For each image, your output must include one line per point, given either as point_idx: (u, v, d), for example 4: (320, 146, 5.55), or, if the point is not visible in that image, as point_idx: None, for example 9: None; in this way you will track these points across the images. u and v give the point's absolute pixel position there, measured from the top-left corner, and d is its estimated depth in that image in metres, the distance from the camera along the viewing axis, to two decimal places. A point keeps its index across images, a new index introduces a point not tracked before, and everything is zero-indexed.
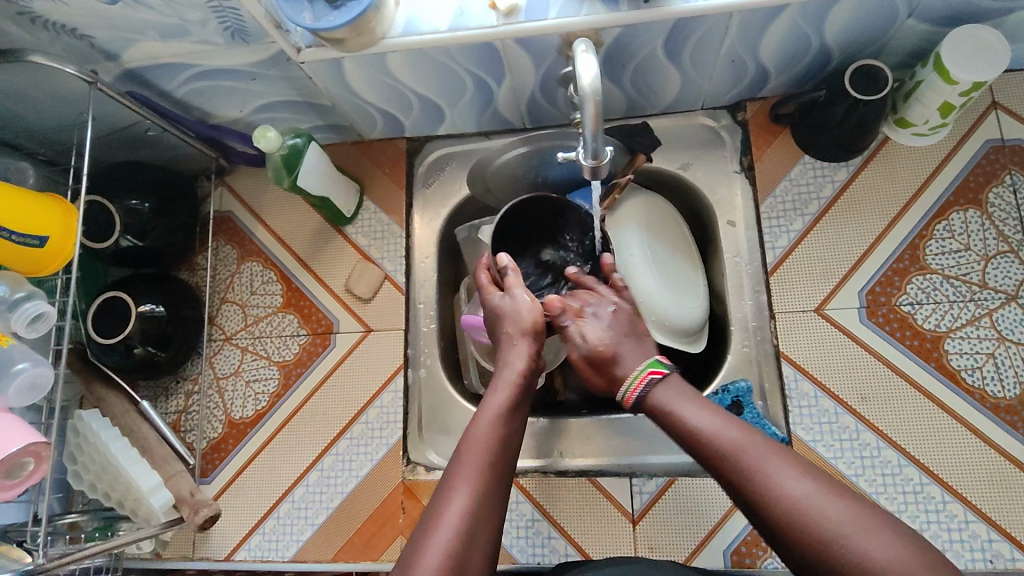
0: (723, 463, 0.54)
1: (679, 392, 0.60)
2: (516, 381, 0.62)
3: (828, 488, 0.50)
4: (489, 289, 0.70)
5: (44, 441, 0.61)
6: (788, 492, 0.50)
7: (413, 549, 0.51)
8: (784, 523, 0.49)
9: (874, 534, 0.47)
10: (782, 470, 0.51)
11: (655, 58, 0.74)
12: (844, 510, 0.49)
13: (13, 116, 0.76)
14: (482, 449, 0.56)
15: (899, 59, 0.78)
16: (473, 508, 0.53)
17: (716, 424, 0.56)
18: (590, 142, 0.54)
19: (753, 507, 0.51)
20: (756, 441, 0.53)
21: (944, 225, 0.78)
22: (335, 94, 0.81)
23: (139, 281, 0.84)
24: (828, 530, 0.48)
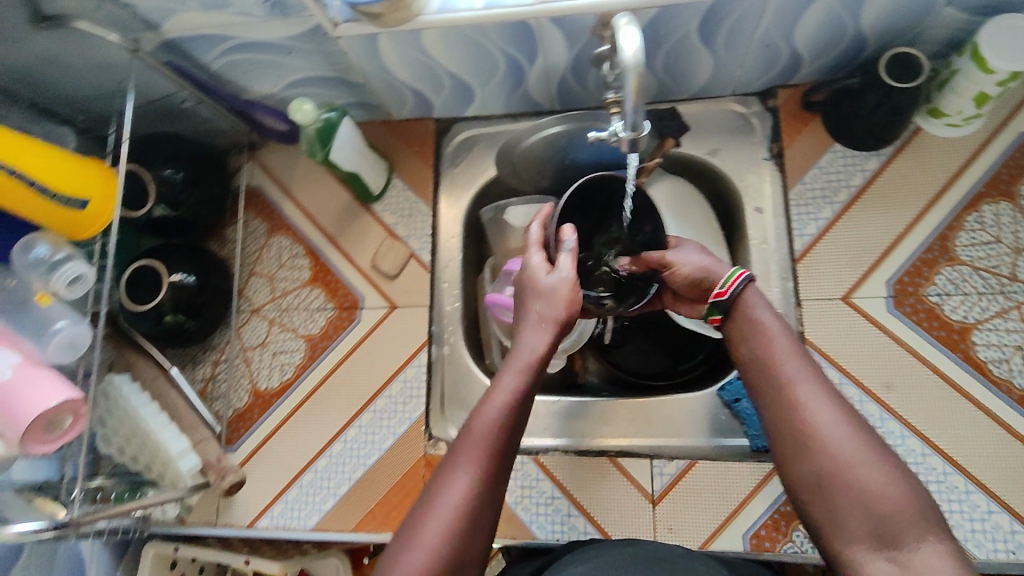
0: (761, 372, 0.57)
1: (761, 296, 0.62)
2: (531, 364, 0.58)
3: (854, 420, 0.52)
4: (536, 262, 0.64)
5: (82, 398, 0.62)
6: (816, 416, 0.53)
7: (413, 522, 0.52)
8: (805, 439, 0.52)
9: (882, 471, 0.50)
10: (818, 395, 0.54)
11: (689, 41, 0.75)
12: (862, 444, 0.51)
13: (54, 84, 0.78)
14: (489, 433, 0.54)
15: (935, 48, 0.77)
16: (475, 490, 0.52)
17: (774, 336, 0.58)
18: (631, 116, 0.54)
19: (778, 418, 0.54)
20: (802, 364, 0.56)
21: (975, 217, 0.77)
22: (369, 70, 0.82)
23: (172, 251, 0.86)
24: (843, 456, 0.51)
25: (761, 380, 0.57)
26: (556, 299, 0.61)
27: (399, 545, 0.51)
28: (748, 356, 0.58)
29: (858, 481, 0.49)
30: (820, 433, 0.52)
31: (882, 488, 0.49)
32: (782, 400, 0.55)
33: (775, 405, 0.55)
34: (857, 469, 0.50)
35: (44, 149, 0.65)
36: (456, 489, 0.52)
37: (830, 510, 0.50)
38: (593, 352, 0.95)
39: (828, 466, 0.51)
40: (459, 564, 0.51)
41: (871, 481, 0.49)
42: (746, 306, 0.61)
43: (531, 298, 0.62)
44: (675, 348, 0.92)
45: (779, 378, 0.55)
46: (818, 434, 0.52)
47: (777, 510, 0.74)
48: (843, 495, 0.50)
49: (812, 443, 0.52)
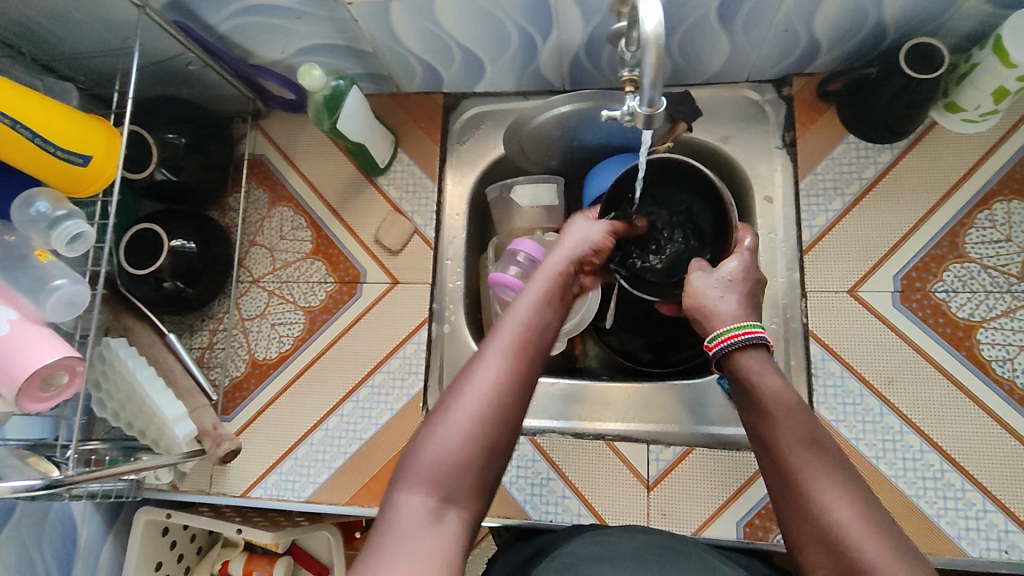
0: (776, 461, 0.52)
1: (770, 363, 0.57)
2: (555, 275, 0.63)
3: (875, 515, 0.48)
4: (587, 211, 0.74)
5: (78, 356, 0.61)
6: (836, 518, 0.48)
7: (444, 403, 0.52)
8: (827, 544, 0.48)
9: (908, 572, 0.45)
10: (833, 487, 0.49)
11: (707, 22, 0.73)
12: (885, 542, 0.47)
13: (58, 38, 0.76)
14: (524, 325, 0.57)
15: (956, 41, 0.76)
16: (506, 376, 0.53)
17: (786, 417, 0.53)
18: (648, 90, 0.53)
19: (796, 516, 0.50)
20: (819, 454, 0.51)
21: (986, 215, 0.76)
22: (378, 39, 0.80)
23: (172, 217, 0.85)
24: (864, 560, 0.46)
25: (773, 470, 0.53)
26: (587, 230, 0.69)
27: (425, 430, 0.51)
28: (759, 437, 0.55)
29: None
30: (841, 537, 0.47)
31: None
32: (796, 495, 0.50)
33: (788, 498, 0.51)
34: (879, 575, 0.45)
35: (47, 103, 0.64)
36: (489, 373, 0.53)
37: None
38: (594, 337, 0.96)
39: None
40: (486, 448, 0.51)
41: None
42: (750, 378, 0.56)
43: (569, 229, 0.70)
44: (675, 335, 0.91)
45: (792, 470, 0.51)
46: (837, 534, 0.47)
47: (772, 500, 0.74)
48: None
49: (830, 543, 0.47)
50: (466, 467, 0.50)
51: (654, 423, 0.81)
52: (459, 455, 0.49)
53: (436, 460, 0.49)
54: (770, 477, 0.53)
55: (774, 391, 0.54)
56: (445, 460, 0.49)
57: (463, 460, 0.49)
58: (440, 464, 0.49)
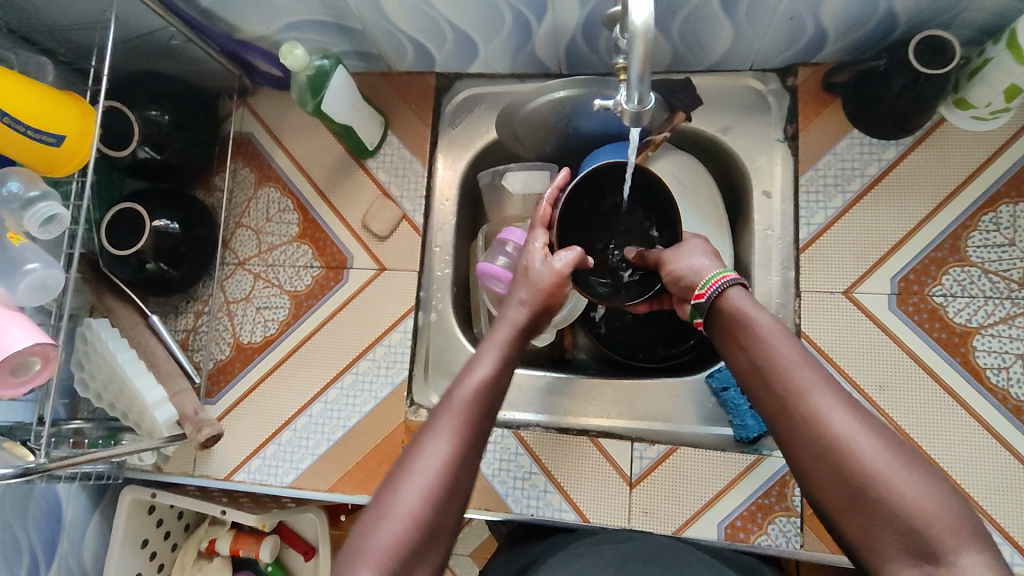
0: (771, 382, 0.52)
1: (755, 300, 0.58)
2: (512, 338, 0.62)
3: (875, 425, 0.48)
4: (536, 251, 0.69)
5: (51, 343, 0.60)
6: (838, 428, 0.48)
7: (391, 484, 0.50)
8: (827, 456, 0.48)
9: (911, 479, 0.45)
10: (833, 401, 0.49)
11: (708, 7, 0.70)
12: (887, 451, 0.46)
13: (33, 8, 0.73)
14: (475, 395, 0.55)
15: (969, 34, 0.72)
16: (455, 457, 0.51)
17: (782, 341, 0.54)
18: (635, 85, 0.50)
19: (794, 431, 0.50)
20: (813, 369, 0.51)
21: (991, 217, 0.74)
22: (367, 17, 0.77)
23: (154, 197, 0.82)
24: (871, 467, 0.46)
25: (771, 393, 0.52)
26: (542, 278, 0.66)
27: (378, 510, 0.49)
28: (754, 365, 0.54)
29: (886, 494, 0.45)
30: (844, 446, 0.47)
31: (916, 496, 0.44)
32: (798, 413, 0.50)
33: (789, 418, 0.50)
34: (888, 477, 0.45)
35: (20, 81, 0.62)
36: (438, 451, 0.51)
37: (864, 531, 0.46)
38: (584, 329, 0.93)
39: (855, 486, 0.46)
40: (431, 531, 0.49)
41: (903, 491, 0.44)
42: (743, 313, 0.57)
43: (523, 280, 0.67)
44: (665, 331, 0.91)
45: (790, 385, 0.51)
46: (841, 445, 0.47)
47: (755, 502, 0.73)
48: (874, 511, 0.45)
49: (835, 454, 0.47)
50: (415, 550, 0.48)
51: (641, 420, 0.80)
52: (405, 541, 0.48)
53: (386, 545, 0.47)
54: (764, 396, 0.53)
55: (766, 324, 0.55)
56: (395, 547, 0.47)
57: (410, 543, 0.48)
58: (389, 549, 0.47)
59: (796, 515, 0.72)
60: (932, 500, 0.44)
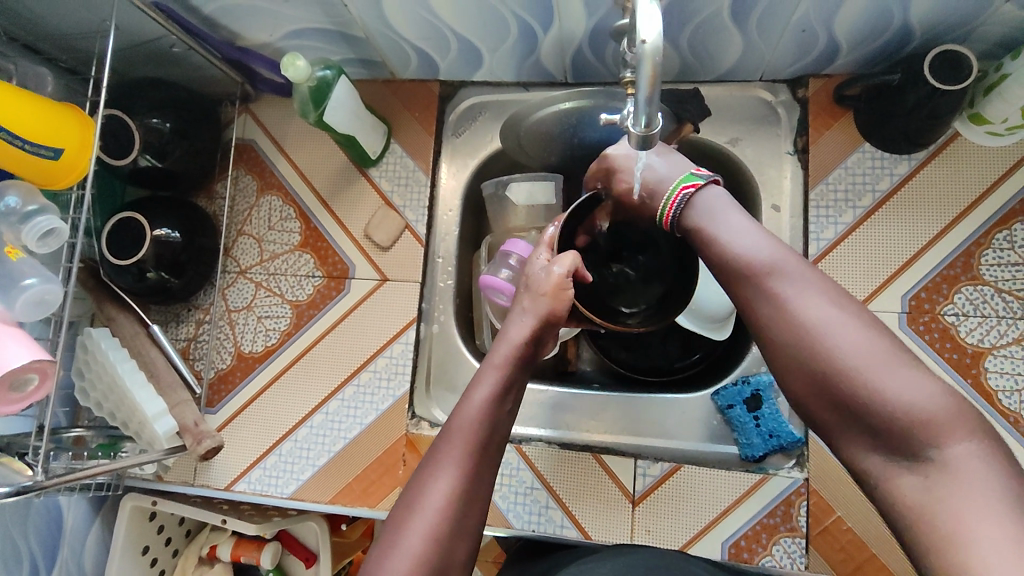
0: (743, 286, 0.52)
1: (719, 199, 0.57)
2: (511, 359, 0.60)
3: (850, 316, 0.48)
4: (537, 261, 0.67)
5: (50, 359, 0.59)
6: (806, 322, 0.48)
7: (396, 526, 0.51)
8: (797, 352, 0.48)
9: (880, 362, 0.45)
10: (805, 297, 0.49)
11: (719, 18, 0.68)
12: (864, 340, 0.46)
13: (33, 17, 0.72)
14: (472, 425, 0.55)
15: (986, 47, 0.70)
16: (459, 496, 0.52)
17: (752, 239, 0.53)
18: (642, 107, 0.49)
19: (766, 331, 0.50)
20: (783, 267, 0.51)
21: (1006, 235, 0.72)
22: (371, 26, 0.76)
23: (155, 205, 0.82)
24: (839, 357, 0.46)
25: (744, 294, 0.52)
26: (544, 292, 0.63)
27: (384, 549, 0.50)
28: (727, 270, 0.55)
29: (855, 381, 0.45)
30: (813, 339, 0.47)
31: (886, 379, 0.44)
32: (768, 312, 0.50)
33: (762, 320, 0.51)
34: (863, 367, 0.45)
35: (18, 94, 0.61)
36: (439, 489, 0.52)
37: (844, 425, 0.47)
38: (588, 341, 0.93)
39: (825, 377, 0.46)
40: (441, 569, 0.50)
41: (872, 377, 0.45)
42: (707, 216, 0.57)
43: (524, 293, 0.65)
44: (670, 345, 0.89)
45: (760, 287, 0.51)
46: (813, 340, 0.47)
47: (760, 522, 0.72)
48: (846, 400, 0.46)
49: (808, 350, 0.47)
50: None
51: (643, 436, 0.79)
52: None
53: None
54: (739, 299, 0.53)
55: (735, 226, 0.55)
56: None
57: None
58: None
59: (801, 535, 0.71)
60: (907, 384, 0.44)
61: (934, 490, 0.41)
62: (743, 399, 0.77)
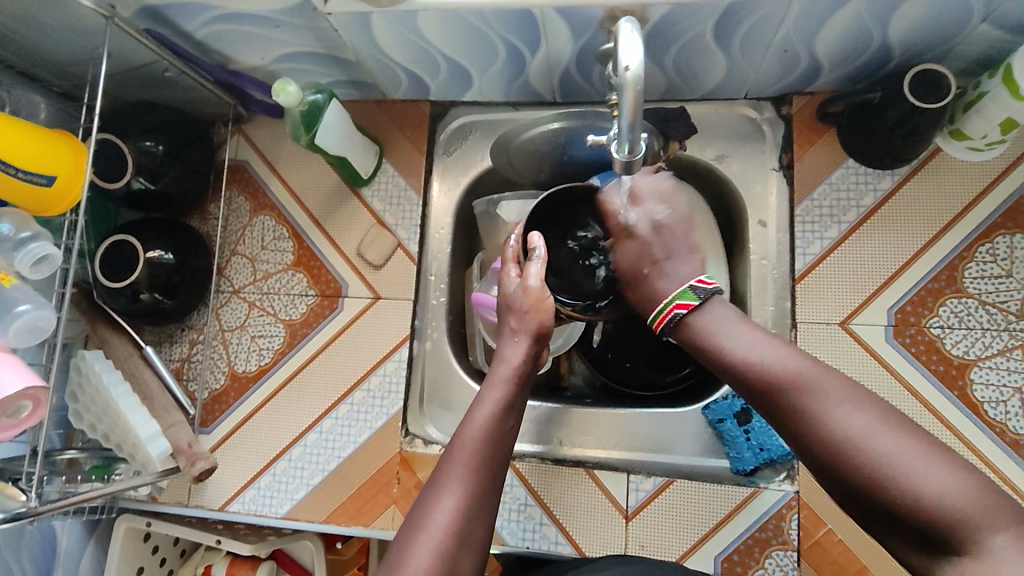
0: (770, 401, 0.51)
1: (727, 312, 0.58)
2: (510, 377, 0.62)
3: (885, 422, 0.47)
4: (511, 279, 0.70)
5: (43, 386, 0.59)
6: (837, 431, 0.47)
7: (400, 545, 0.51)
8: (832, 466, 0.47)
9: (917, 465, 0.44)
10: (836, 405, 0.48)
11: (703, 40, 0.69)
12: (902, 447, 0.45)
13: (27, 45, 0.73)
14: (477, 444, 0.56)
15: (964, 65, 0.72)
16: (465, 512, 0.52)
17: (772, 350, 0.53)
18: (626, 132, 0.51)
19: (800, 446, 0.50)
20: (801, 376, 0.50)
21: (987, 249, 0.73)
22: (361, 50, 0.77)
23: (149, 226, 0.82)
24: (876, 466, 0.45)
25: (773, 406, 0.51)
26: (528, 310, 0.65)
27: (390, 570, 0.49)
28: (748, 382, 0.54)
29: (896, 490, 0.44)
30: (845, 450, 0.46)
31: (925, 483, 0.43)
32: (803, 425, 0.49)
33: (797, 433, 0.49)
34: (908, 474, 0.44)
35: (12, 123, 0.62)
36: (446, 507, 0.52)
37: (893, 533, 0.45)
38: (580, 355, 0.94)
39: (861, 487, 0.46)
40: None
41: (911, 483, 0.43)
42: (714, 328, 0.57)
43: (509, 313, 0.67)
44: (661, 358, 0.90)
45: (785, 400, 0.50)
46: (849, 452, 0.46)
47: (752, 536, 0.73)
48: (891, 511, 0.44)
49: (846, 464, 0.46)
50: None
51: (634, 450, 0.80)
52: None
53: None
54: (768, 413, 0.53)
55: (749, 339, 0.55)
56: None
57: None
58: None
59: (793, 548, 0.72)
60: (945, 484, 0.43)
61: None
62: (733, 414, 0.78)
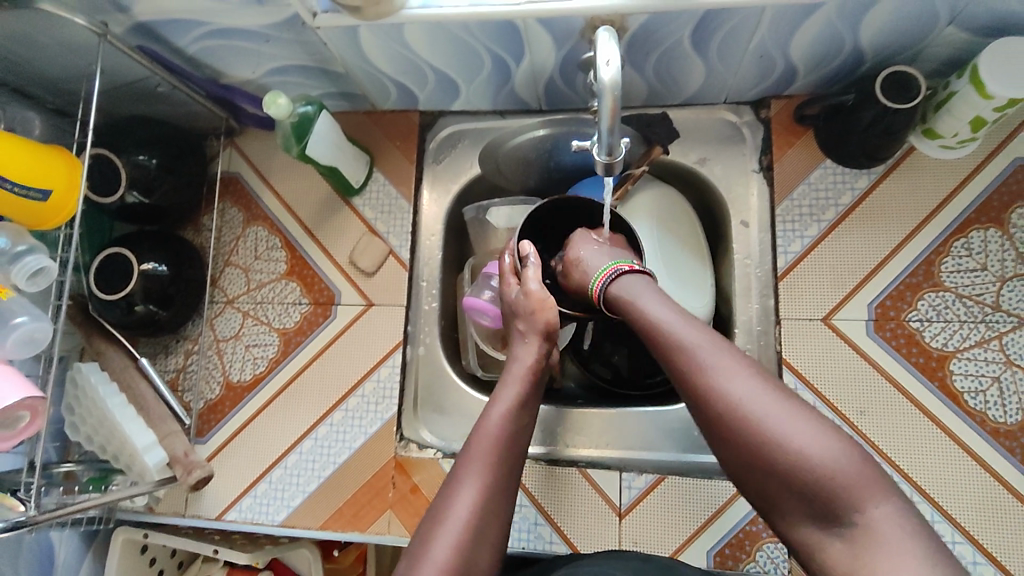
0: (674, 364, 0.54)
1: (645, 285, 0.62)
2: (525, 376, 0.64)
3: (772, 389, 0.51)
4: (511, 287, 0.72)
5: (40, 396, 0.60)
6: (732, 396, 0.51)
7: (422, 538, 0.53)
8: (725, 428, 0.50)
9: (805, 435, 0.48)
10: (733, 368, 0.52)
11: (681, 47, 0.72)
12: (790, 417, 0.49)
13: (22, 63, 0.74)
14: (493, 440, 0.58)
15: (934, 67, 0.75)
16: (483, 504, 0.54)
17: (679, 318, 0.57)
18: (606, 136, 0.53)
19: (698, 408, 0.53)
20: (705, 343, 0.54)
21: (963, 243, 0.76)
22: (350, 62, 0.78)
23: (143, 239, 0.83)
24: (769, 434, 0.48)
25: (674, 366, 0.55)
26: (534, 313, 0.68)
27: (411, 563, 0.52)
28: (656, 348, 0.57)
29: (784, 455, 0.48)
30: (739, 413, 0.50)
31: (811, 453, 0.47)
32: (700, 387, 0.52)
33: (694, 390, 0.53)
34: (794, 441, 0.48)
35: (8, 138, 0.63)
36: (465, 501, 0.54)
37: (778, 497, 0.49)
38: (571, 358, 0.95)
39: (753, 452, 0.49)
40: None
41: (798, 452, 0.47)
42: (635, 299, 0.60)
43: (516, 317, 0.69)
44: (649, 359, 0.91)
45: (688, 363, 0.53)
46: (742, 415, 0.50)
47: (742, 530, 0.74)
48: (777, 473, 0.48)
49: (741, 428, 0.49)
50: None
51: (626, 447, 0.81)
52: None
53: None
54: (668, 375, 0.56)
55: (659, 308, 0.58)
56: None
57: None
58: None
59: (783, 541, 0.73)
60: (827, 454, 0.47)
61: (861, 555, 0.44)
62: None
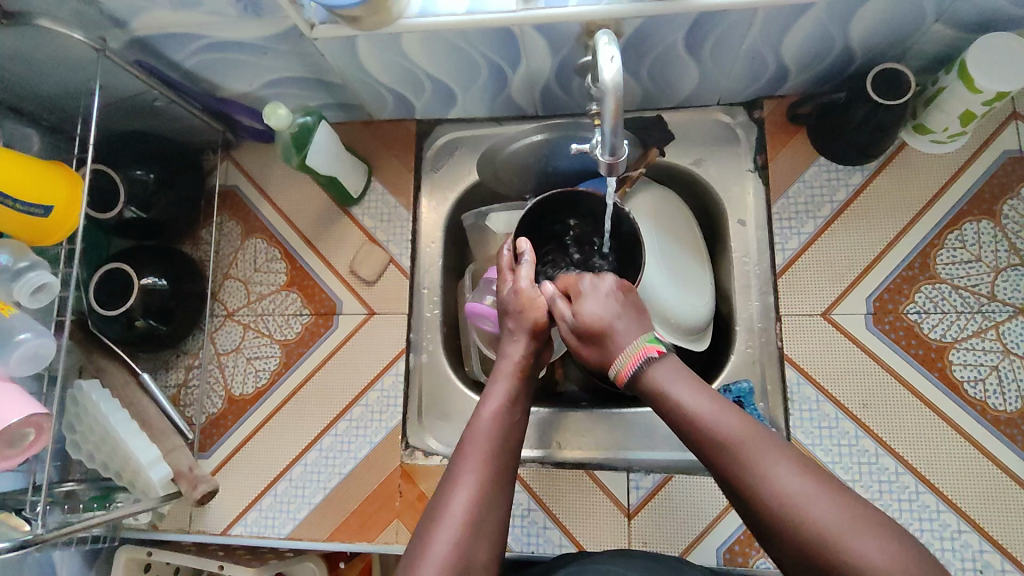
0: (717, 456, 0.52)
1: (676, 372, 0.58)
2: (514, 371, 0.65)
3: (812, 477, 0.49)
4: (504, 282, 0.73)
5: (46, 413, 0.60)
6: (780, 493, 0.48)
7: (420, 537, 0.53)
8: (775, 528, 0.48)
9: (858, 533, 0.45)
10: (777, 463, 0.49)
11: (675, 51, 0.73)
12: (842, 516, 0.47)
13: (19, 81, 0.74)
14: (487, 438, 0.58)
15: (923, 64, 0.76)
16: (479, 501, 0.54)
17: (717, 405, 0.54)
18: (609, 136, 0.53)
19: (747, 506, 0.50)
20: (748, 434, 0.52)
21: (956, 236, 0.77)
22: (347, 72, 0.79)
23: (143, 254, 0.83)
24: (822, 534, 0.46)
25: (714, 458, 0.52)
26: (523, 309, 0.69)
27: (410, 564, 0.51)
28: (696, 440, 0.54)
29: (839, 558, 0.45)
30: (787, 511, 0.47)
31: (867, 555, 0.44)
32: (745, 484, 0.50)
33: (738, 486, 0.50)
34: (846, 541, 0.45)
35: (8, 155, 0.63)
36: (461, 498, 0.54)
37: None
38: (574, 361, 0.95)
39: (806, 553, 0.46)
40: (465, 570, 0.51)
41: (854, 554, 0.45)
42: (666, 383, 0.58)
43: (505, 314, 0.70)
44: None
45: (733, 456, 0.51)
46: (792, 513, 0.47)
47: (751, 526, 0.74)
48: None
49: (790, 527, 0.47)
50: None
51: (632, 446, 0.81)
52: None
53: None
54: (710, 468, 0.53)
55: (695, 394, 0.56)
56: None
57: None
58: None
59: None
60: (884, 554, 0.45)
61: None
62: None
